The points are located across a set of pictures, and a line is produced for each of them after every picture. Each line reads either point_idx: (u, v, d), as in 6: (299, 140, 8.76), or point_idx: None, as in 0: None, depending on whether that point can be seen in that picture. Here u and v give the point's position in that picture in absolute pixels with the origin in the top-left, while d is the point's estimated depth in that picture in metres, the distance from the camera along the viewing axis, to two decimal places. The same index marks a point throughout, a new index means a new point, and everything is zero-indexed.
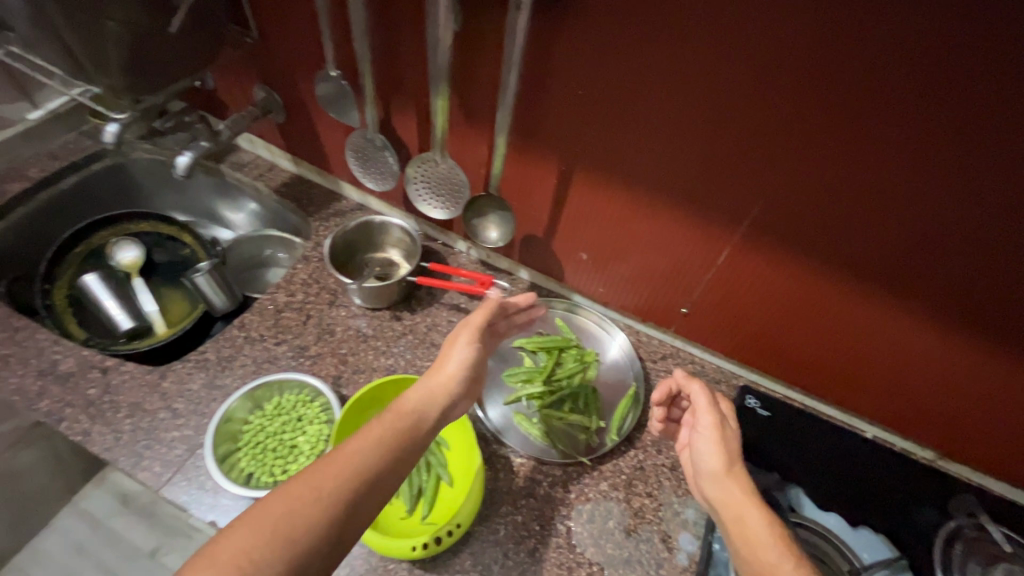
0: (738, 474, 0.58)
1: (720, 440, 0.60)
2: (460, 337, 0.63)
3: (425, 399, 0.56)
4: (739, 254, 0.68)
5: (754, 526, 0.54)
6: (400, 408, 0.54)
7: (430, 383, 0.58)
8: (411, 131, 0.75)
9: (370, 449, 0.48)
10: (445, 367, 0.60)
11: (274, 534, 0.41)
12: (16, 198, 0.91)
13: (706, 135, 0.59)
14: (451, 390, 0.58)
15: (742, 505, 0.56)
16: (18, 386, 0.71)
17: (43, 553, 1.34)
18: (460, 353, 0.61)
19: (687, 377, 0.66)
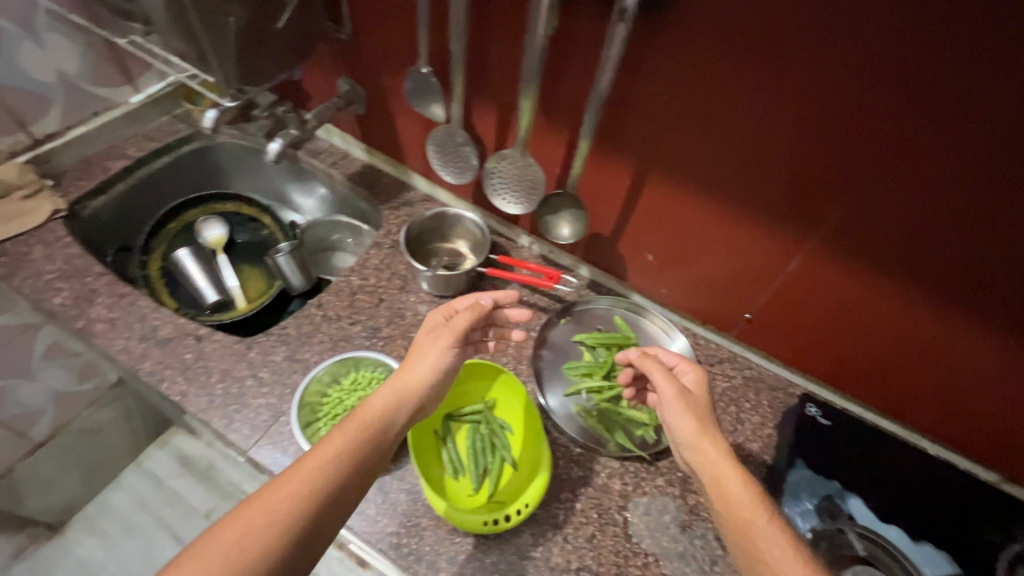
0: (710, 438, 0.59)
1: (688, 410, 0.60)
2: (437, 343, 0.64)
3: (392, 410, 0.58)
4: (809, 264, 0.68)
5: (733, 489, 0.55)
6: (365, 421, 0.56)
7: (397, 393, 0.60)
8: (492, 128, 0.79)
9: (331, 465, 0.51)
10: (413, 376, 0.61)
11: (233, 557, 0.44)
12: (118, 175, 0.98)
13: (784, 145, 0.60)
14: (415, 400, 0.61)
15: (720, 466, 0.57)
16: (124, 346, 0.78)
17: (109, 506, 1.40)
18: (433, 362, 0.62)
19: (639, 356, 0.65)
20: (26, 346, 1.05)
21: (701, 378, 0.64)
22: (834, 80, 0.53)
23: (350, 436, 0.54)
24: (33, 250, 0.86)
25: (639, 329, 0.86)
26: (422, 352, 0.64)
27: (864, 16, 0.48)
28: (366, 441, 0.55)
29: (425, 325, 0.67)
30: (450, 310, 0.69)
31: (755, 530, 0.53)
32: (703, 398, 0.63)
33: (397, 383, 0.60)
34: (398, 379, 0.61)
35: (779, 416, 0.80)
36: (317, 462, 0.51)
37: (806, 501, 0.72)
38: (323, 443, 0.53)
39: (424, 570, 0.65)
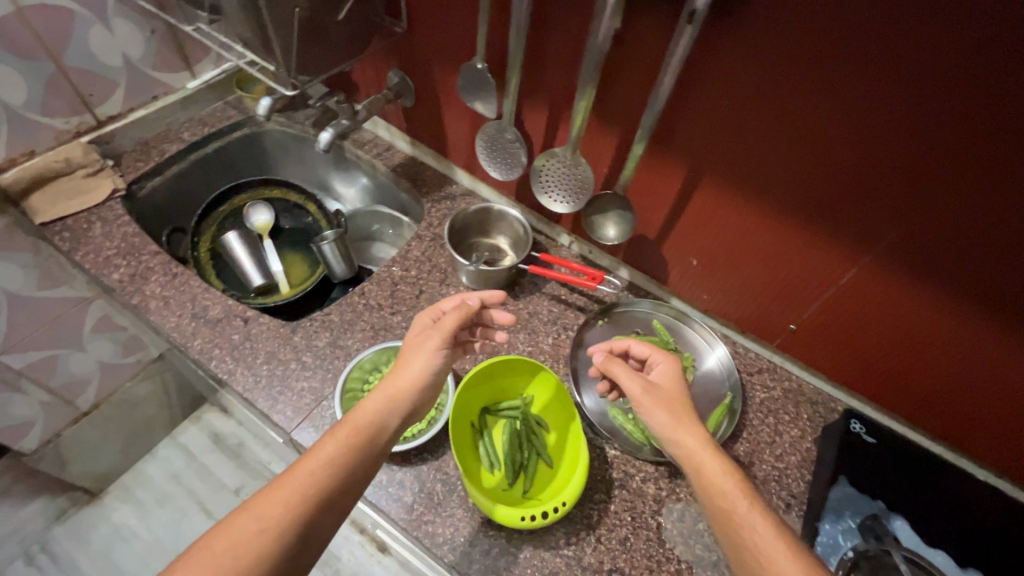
0: (683, 428, 0.58)
1: (658, 404, 0.60)
2: (426, 345, 0.62)
3: (384, 414, 0.57)
4: (865, 278, 0.67)
5: (712, 473, 0.54)
6: (358, 425, 0.55)
7: (389, 396, 0.59)
8: (542, 126, 0.79)
9: (324, 471, 0.51)
10: (405, 378, 0.60)
11: (227, 565, 0.44)
12: (173, 157, 1.02)
13: (846, 155, 0.58)
14: (409, 404, 0.60)
15: (699, 454, 0.56)
16: (176, 324, 0.80)
17: (145, 476, 1.45)
18: (425, 364, 0.61)
19: (606, 360, 0.65)
20: (79, 317, 1.09)
21: (672, 369, 0.65)
22: (905, 91, 0.51)
23: (343, 440, 0.53)
24: (95, 227, 0.90)
25: (678, 335, 0.86)
26: (411, 356, 0.63)
27: (944, 27, 0.46)
28: (360, 444, 0.54)
29: (415, 327, 0.66)
30: (435, 311, 0.68)
31: (739, 514, 0.51)
32: (676, 389, 0.62)
33: (390, 387, 0.59)
34: (390, 382, 0.60)
35: (818, 431, 0.79)
36: (309, 467, 0.51)
37: (848, 519, 0.70)
38: (316, 449, 0.53)
39: (457, 561, 0.65)
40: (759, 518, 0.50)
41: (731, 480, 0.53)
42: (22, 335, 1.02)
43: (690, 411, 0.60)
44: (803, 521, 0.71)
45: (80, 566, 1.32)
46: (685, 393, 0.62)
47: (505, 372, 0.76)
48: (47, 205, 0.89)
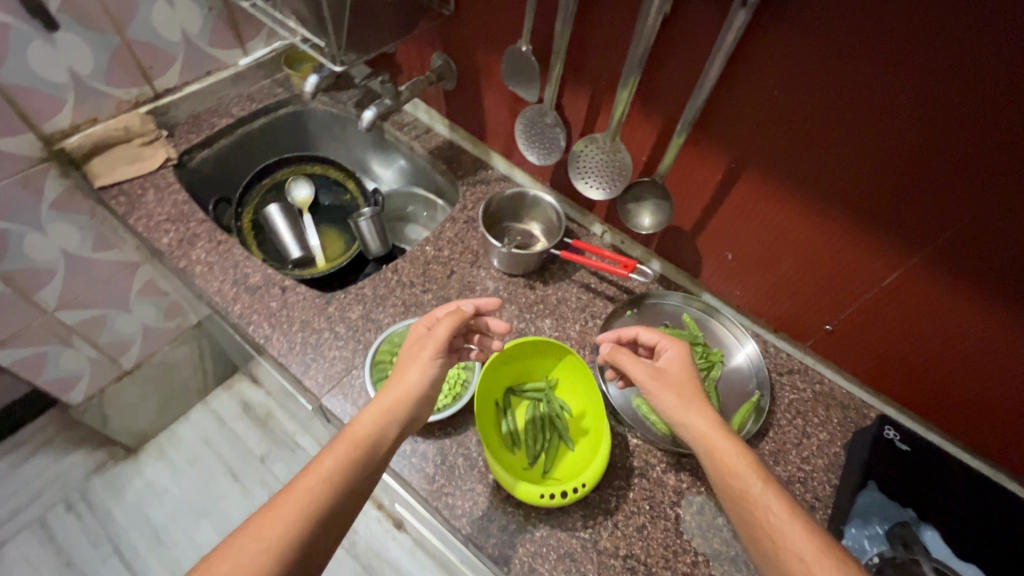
0: (693, 410, 0.58)
1: (668, 389, 0.60)
2: (422, 354, 0.62)
3: (383, 424, 0.57)
4: (911, 281, 0.64)
5: (724, 454, 0.54)
6: (358, 437, 0.55)
7: (387, 407, 0.58)
8: (583, 112, 0.80)
9: (323, 487, 0.51)
10: (403, 387, 0.60)
11: None
12: (222, 131, 1.06)
13: (900, 149, 0.56)
14: (408, 413, 0.59)
15: (710, 435, 0.56)
16: (219, 288, 0.84)
17: (178, 438, 1.52)
18: (421, 374, 0.60)
19: (611, 349, 0.65)
20: (127, 279, 1.15)
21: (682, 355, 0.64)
22: (969, 84, 0.49)
23: (341, 454, 0.53)
24: (148, 193, 0.95)
25: (707, 330, 0.85)
26: (407, 365, 0.62)
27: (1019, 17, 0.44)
28: (359, 457, 0.54)
29: (410, 334, 0.66)
30: (430, 318, 0.67)
31: (756, 496, 0.51)
32: (686, 371, 0.62)
33: (387, 398, 0.59)
34: (389, 392, 0.59)
35: (848, 436, 0.77)
36: (309, 484, 0.51)
37: (875, 525, 0.68)
38: (315, 464, 0.53)
39: (475, 533, 0.66)
40: (773, 499, 0.51)
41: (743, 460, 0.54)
42: (75, 292, 1.08)
43: (700, 392, 0.60)
44: (826, 524, 0.70)
45: (115, 517, 1.38)
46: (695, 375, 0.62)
47: (531, 355, 0.76)
48: (107, 170, 0.94)
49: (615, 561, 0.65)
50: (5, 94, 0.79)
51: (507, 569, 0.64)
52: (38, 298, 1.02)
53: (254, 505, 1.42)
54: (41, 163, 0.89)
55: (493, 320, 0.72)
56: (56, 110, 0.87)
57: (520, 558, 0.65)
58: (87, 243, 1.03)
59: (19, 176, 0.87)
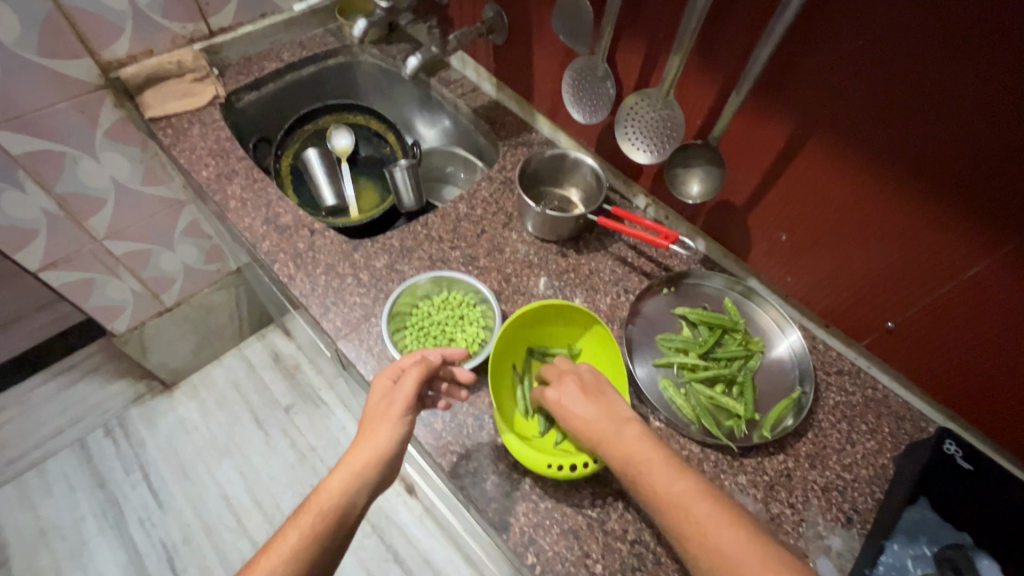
0: (592, 423, 0.57)
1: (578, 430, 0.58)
2: (391, 412, 0.58)
3: (352, 492, 0.54)
4: (999, 275, 0.56)
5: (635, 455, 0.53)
6: (327, 507, 0.52)
7: (356, 472, 0.54)
8: (636, 67, 0.74)
9: (287, 567, 0.48)
10: (373, 448, 0.56)
11: None
12: (271, 75, 1.06)
13: (1008, 114, 0.48)
14: (379, 477, 0.55)
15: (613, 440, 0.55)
16: (250, 225, 0.84)
17: (211, 379, 1.57)
18: (393, 434, 0.57)
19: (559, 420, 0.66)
20: (172, 217, 1.18)
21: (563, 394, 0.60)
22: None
23: (305, 528, 0.50)
24: (194, 127, 0.96)
25: (749, 317, 0.79)
26: (376, 423, 0.58)
27: None
28: (326, 529, 0.51)
29: (377, 384, 0.62)
30: (394, 368, 0.63)
31: (666, 493, 0.50)
32: (584, 385, 0.61)
33: (355, 462, 0.55)
34: (358, 455, 0.55)
35: (899, 448, 0.70)
36: (269, 565, 0.48)
37: (922, 545, 0.59)
38: (277, 540, 0.50)
39: (476, 495, 0.63)
40: (687, 492, 0.49)
41: (657, 464, 0.52)
42: (124, 223, 1.11)
43: (598, 401, 0.59)
44: (863, 540, 0.63)
45: (145, 447, 1.45)
46: (585, 386, 0.61)
47: (552, 320, 0.72)
48: (158, 103, 0.96)
49: (622, 544, 0.61)
50: (66, 15, 0.82)
51: (506, 536, 0.61)
52: (89, 224, 1.06)
53: (274, 452, 1.45)
54: (97, 90, 0.92)
55: (460, 370, 0.66)
56: (113, 37, 0.89)
57: (521, 528, 0.62)
58: (136, 176, 1.06)
59: (76, 102, 0.90)
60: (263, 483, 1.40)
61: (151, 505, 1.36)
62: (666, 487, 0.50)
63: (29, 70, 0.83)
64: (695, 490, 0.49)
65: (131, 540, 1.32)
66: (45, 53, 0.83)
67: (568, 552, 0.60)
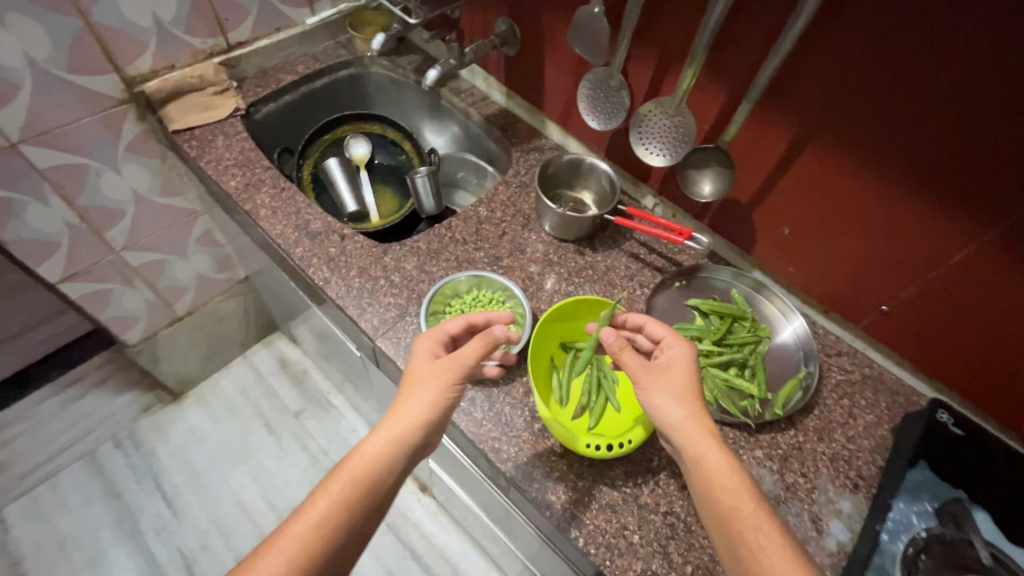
0: (680, 420, 0.55)
1: (660, 388, 0.58)
2: (438, 378, 0.61)
3: (391, 455, 0.57)
4: (983, 257, 0.62)
5: (711, 464, 0.53)
6: (360, 475, 0.55)
7: (395, 436, 0.57)
8: (648, 76, 0.80)
9: (329, 521, 0.52)
10: (414, 415, 0.58)
11: None
12: (287, 87, 1.09)
13: (985, 117, 0.55)
14: (417, 441, 0.59)
15: (701, 444, 0.54)
16: (282, 232, 0.87)
17: (219, 387, 1.58)
18: (434, 400, 0.59)
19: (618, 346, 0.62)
20: (186, 227, 1.20)
21: (683, 356, 0.61)
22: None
23: (336, 496, 0.53)
24: (217, 139, 0.99)
25: (755, 306, 0.85)
26: (420, 387, 0.60)
27: None
28: (358, 497, 0.54)
29: (416, 353, 0.64)
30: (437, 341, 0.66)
31: (730, 507, 0.51)
32: (686, 372, 0.59)
33: (395, 427, 0.58)
34: (398, 420, 0.58)
35: (896, 420, 0.77)
36: (298, 530, 0.51)
37: (925, 503, 0.67)
38: (308, 506, 0.53)
39: (519, 477, 0.68)
40: (752, 510, 0.50)
41: (730, 477, 0.52)
42: (141, 233, 1.13)
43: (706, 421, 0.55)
44: (870, 502, 0.69)
45: (157, 457, 1.45)
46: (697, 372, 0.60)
47: (583, 314, 0.78)
48: (181, 116, 0.99)
49: (655, 516, 0.66)
50: (95, 33, 0.84)
51: (549, 512, 0.66)
52: (109, 236, 1.07)
53: (286, 457, 1.47)
54: (121, 104, 0.94)
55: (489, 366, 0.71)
56: (138, 53, 0.91)
57: (562, 505, 0.66)
58: (155, 187, 1.08)
59: (101, 116, 0.93)
60: (278, 487, 1.42)
61: (166, 514, 1.37)
62: (761, 551, 0.48)
63: (58, 87, 0.85)
64: (758, 509, 0.50)
65: (148, 549, 1.32)
66: (73, 69, 0.85)
67: (607, 525, 0.65)
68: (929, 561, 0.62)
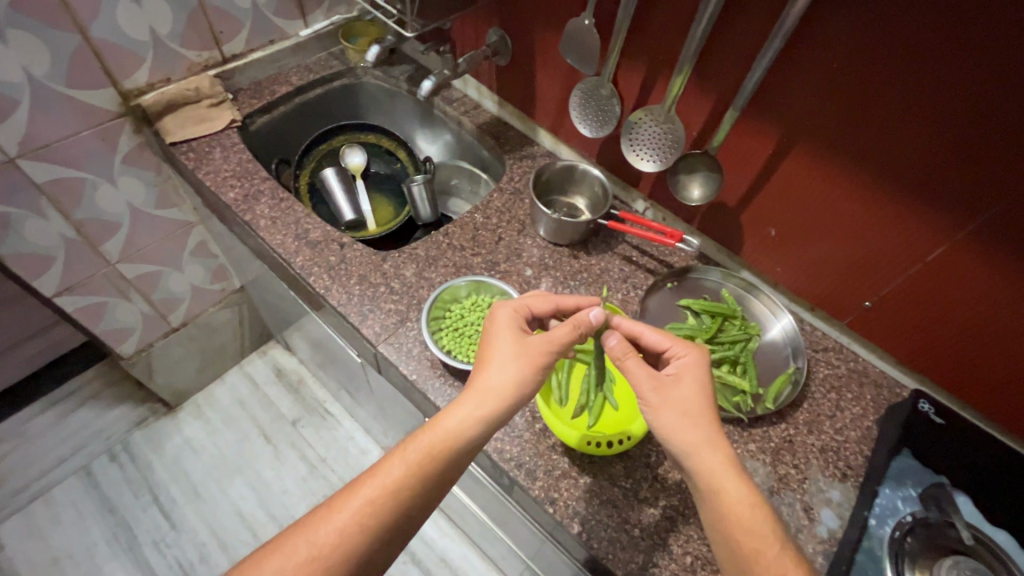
0: (694, 444, 0.57)
1: (671, 407, 0.59)
2: (520, 355, 0.62)
3: (467, 430, 0.58)
4: (957, 255, 0.66)
5: (727, 489, 0.54)
6: (434, 448, 0.57)
7: (476, 413, 0.59)
8: (637, 85, 0.83)
9: (407, 482, 0.56)
10: (493, 392, 0.60)
11: (320, 554, 0.52)
12: (282, 98, 1.11)
13: (956, 122, 0.58)
14: (494, 419, 0.59)
15: (716, 470, 0.55)
16: (282, 242, 0.88)
17: (214, 398, 1.57)
18: (515, 378, 0.61)
19: (623, 353, 0.63)
20: (181, 238, 1.20)
21: (693, 365, 0.62)
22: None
23: (416, 459, 0.56)
24: (214, 150, 1.00)
25: (745, 305, 0.88)
26: (502, 362, 0.62)
27: None
28: (428, 470, 0.56)
29: (504, 327, 0.66)
30: (523, 318, 0.67)
31: (740, 528, 0.53)
32: (697, 383, 0.61)
33: (477, 403, 0.59)
34: (480, 395, 0.60)
35: (881, 411, 0.80)
36: (381, 482, 0.55)
37: (909, 488, 0.71)
38: (386, 466, 0.57)
39: (522, 475, 0.70)
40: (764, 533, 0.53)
41: (743, 502, 0.54)
42: (137, 245, 1.13)
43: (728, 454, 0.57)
44: (858, 491, 0.72)
45: (153, 469, 1.44)
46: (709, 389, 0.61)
47: None
48: (177, 128, 0.99)
49: (655, 510, 0.69)
50: (93, 47, 0.85)
51: (552, 510, 0.68)
52: (104, 248, 1.08)
53: (284, 466, 1.47)
54: (118, 117, 0.95)
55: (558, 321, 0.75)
56: (134, 67, 0.92)
57: (564, 502, 0.68)
58: (150, 199, 1.09)
59: (98, 129, 0.93)
60: (277, 496, 1.42)
61: (164, 526, 1.36)
62: None
63: (56, 101, 0.86)
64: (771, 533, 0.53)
65: (147, 561, 1.31)
66: (72, 84, 0.86)
67: (609, 519, 0.68)
68: (914, 542, 0.67)
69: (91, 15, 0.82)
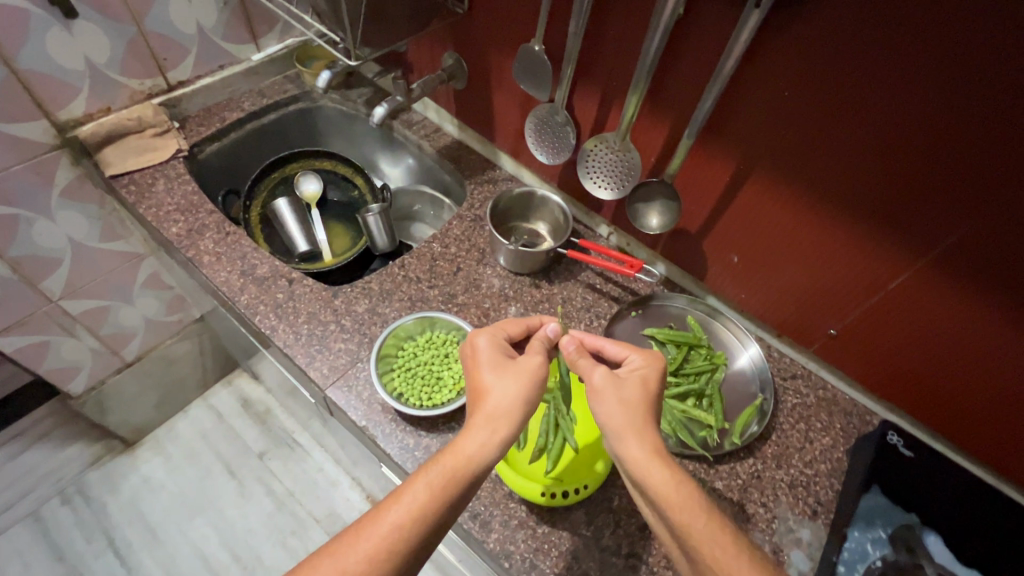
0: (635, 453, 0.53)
1: (615, 403, 0.56)
2: (521, 370, 0.59)
3: (487, 450, 0.54)
4: (919, 282, 0.64)
5: (668, 490, 0.50)
6: (457, 470, 0.53)
7: (496, 432, 0.55)
8: (592, 111, 0.81)
9: (431, 506, 0.51)
10: (508, 410, 0.56)
11: None
12: (232, 124, 1.06)
13: (909, 148, 0.57)
14: (510, 437, 0.56)
15: (655, 471, 0.51)
16: (225, 279, 0.84)
17: (175, 432, 1.51)
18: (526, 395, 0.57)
19: (575, 351, 0.61)
20: (131, 271, 1.15)
21: (651, 372, 0.59)
22: (999, 74, 0.48)
23: (439, 480, 0.52)
24: (158, 183, 0.96)
25: (712, 333, 0.86)
26: (503, 379, 0.58)
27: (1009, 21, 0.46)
28: (448, 496, 0.51)
29: (495, 346, 0.62)
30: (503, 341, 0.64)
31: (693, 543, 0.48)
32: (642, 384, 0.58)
33: (492, 421, 0.55)
34: (495, 413, 0.56)
35: (851, 441, 0.78)
36: (405, 507, 0.50)
37: (879, 530, 0.72)
38: (407, 487, 0.51)
39: (476, 528, 0.66)
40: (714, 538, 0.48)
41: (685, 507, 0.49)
42: (82, 281, 1.08)
43: (677, 473, 0.51)
44: (828, 529, 0.70)
45: (109, 512, 1.37)
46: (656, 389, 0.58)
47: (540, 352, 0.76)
48: (119, 160, 0.95)
49: (617, 559, 0.65)
50: (21, 80, 0.81)
51: (508, 565, 0.64)
52: (44, 285, 1.02)
53: (249, 503, 1.41)
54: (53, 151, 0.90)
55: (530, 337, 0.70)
56: (70, 98, 0.88)
57: (521, 554, 0.65)
58: (94, 233, 1.04)
59: (31, 163, 0.88)
60: (241, 534, 1.36)
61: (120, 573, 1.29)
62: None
63: None
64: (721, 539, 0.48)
65: None
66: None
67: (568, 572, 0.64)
68: None
69: (16, 45, 0.77)
